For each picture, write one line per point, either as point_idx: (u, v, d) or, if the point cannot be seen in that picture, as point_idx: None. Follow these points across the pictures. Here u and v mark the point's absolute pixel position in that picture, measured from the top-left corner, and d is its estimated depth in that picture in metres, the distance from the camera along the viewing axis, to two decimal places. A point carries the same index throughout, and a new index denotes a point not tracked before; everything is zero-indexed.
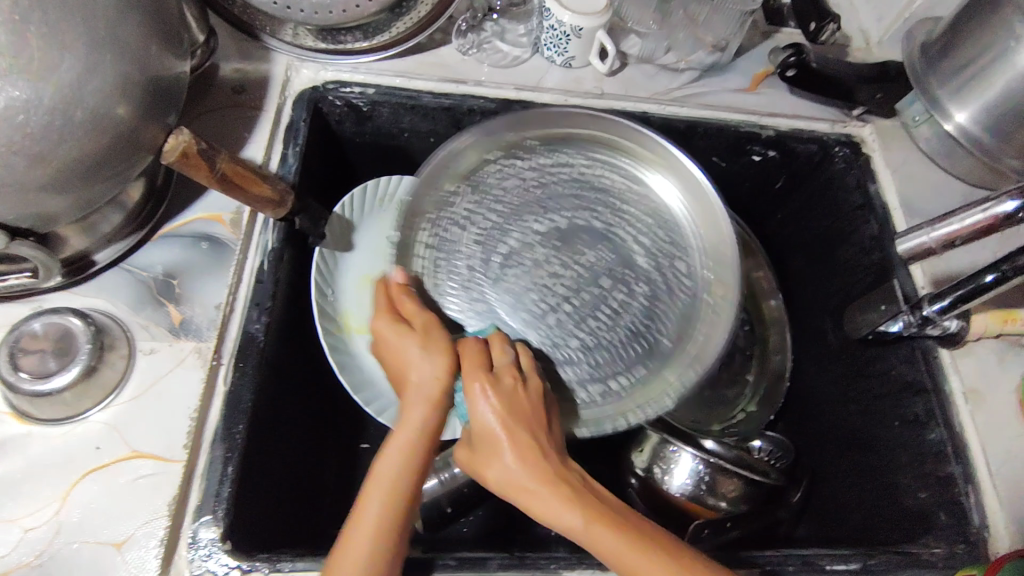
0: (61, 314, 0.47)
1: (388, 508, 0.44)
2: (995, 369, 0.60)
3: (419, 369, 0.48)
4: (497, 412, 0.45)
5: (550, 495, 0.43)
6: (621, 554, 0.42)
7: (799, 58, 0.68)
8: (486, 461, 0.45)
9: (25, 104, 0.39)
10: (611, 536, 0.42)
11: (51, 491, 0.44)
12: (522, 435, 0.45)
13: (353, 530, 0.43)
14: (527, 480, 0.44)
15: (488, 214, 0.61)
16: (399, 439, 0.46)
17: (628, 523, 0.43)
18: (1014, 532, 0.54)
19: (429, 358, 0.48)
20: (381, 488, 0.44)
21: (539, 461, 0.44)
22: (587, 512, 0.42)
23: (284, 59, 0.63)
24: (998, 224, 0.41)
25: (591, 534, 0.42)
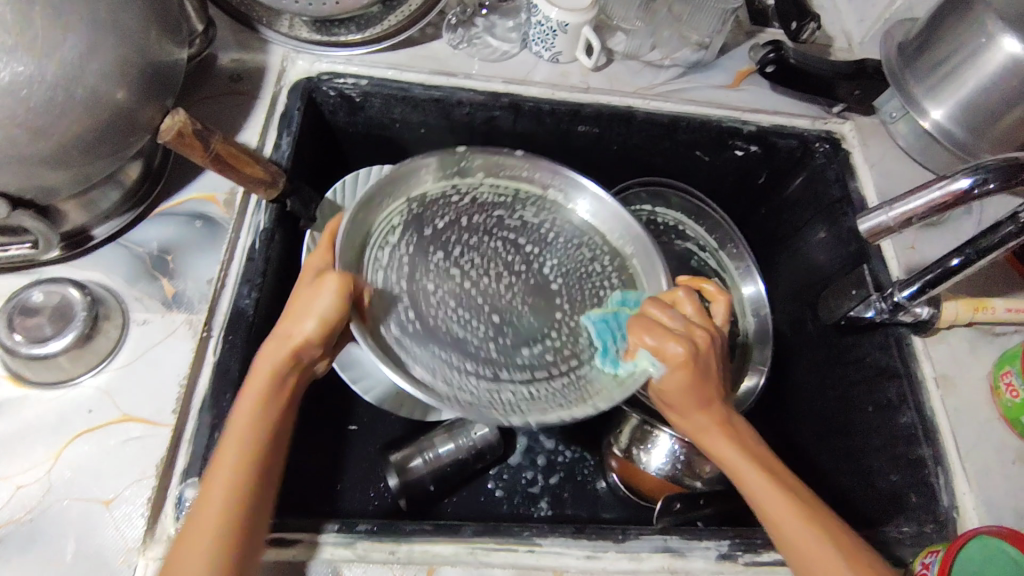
0: (59, 284, 0.49)
1: (244, 463, 0.41)
2: (967, 356, 0.62)
3: (305, 320, 0.44)
4: (689, 380, 0.48)
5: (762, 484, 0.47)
6: (780, 514, 0.46)
7: (778, 53, 0.70)
8: (672, 405, 0.50)
9: (28, 79, 0.42)
10: (798, 525, 0.45)
11: (43, 451, 0.46)
12: (709, 396, 0.49)
13: (213, 476, 0.41)
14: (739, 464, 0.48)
15: (426, 243, 0.61)
16: (263, 381, 0.44)
17: (778, 478, 0.47)
18: (983, 512, 0.55)
19: (323, 304, 0.44)
20: (235, 451, 0.42)
21: (716, 415, 0.50)
22: (746, 465, 0.48)
23: (280, 50, 0.66)
24: (960, 200, 0.43)
25: (741, 474, 0.48)
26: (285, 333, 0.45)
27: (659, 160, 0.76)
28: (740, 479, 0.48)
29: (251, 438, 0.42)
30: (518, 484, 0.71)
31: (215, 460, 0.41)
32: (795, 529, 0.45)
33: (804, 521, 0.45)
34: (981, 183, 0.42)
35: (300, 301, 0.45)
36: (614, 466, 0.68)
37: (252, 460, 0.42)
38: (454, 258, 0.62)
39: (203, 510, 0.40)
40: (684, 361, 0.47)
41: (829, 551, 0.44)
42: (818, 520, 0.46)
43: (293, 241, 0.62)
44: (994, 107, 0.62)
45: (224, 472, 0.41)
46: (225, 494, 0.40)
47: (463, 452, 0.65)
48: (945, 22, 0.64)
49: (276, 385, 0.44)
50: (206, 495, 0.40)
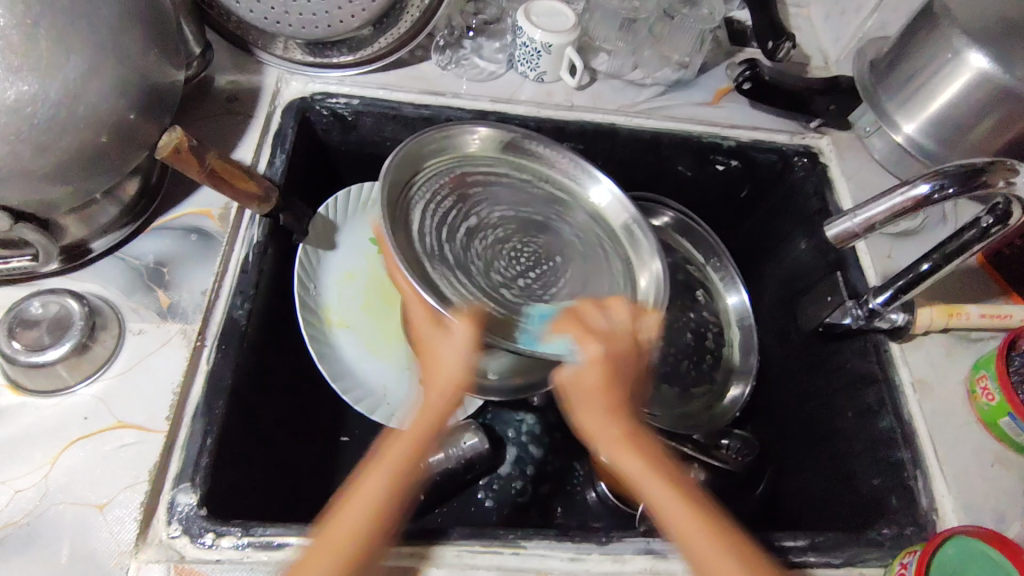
0: (58, 295, 0.50)
1: (357, 530, 0.42)
2: (943, 361, 0.63)
3: (446, 352, 0.51)
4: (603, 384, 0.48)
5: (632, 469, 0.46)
6: (676, 511, 0.44)
7: (752, 72, 0.73)
8: (585, 415, 0.48)
9: (33, 98, 0.44)
10: (677, 507, 0.44)
11: (41, 456, 0.47)
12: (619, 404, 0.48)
13: (354, 501, 0.43)
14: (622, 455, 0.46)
15: (450, 195, 0.62)
16: (424, 415, 0.48)
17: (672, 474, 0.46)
18: (962, 513, 0.56)
19: (460, 343, 0.50)
20: (384, 484, 0.44)
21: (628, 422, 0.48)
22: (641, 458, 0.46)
23: (275, 72, 0.68)
24: (919, 205, 0.45)
25: (620, 462, 0.46)
26: (442, 375, 0.50)
27: (643, 175, 0.78)
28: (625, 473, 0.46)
29: (382, 482, 0.44)
30: (508, 494, 0.72)
31: (368, 479, 0.45)
32: (688, 530, 0.43)
33: (707, 530, 0.43)
34: (940, 188, 0.45)
35: (437, 344, 0.51)
36: (602, 474, 0.69)
37: (400, 484, 0.45)
38: (520, 219, 0.65)
39: (345, 515, 0.43)
40: (599, 357, 0.49)
41: (703, 536, 0.43)
42: (723, 534, 0.43)
43: (287, 254, 0.64)
44: (964, 119, 0.63)
45: (399, 493, 0.45)
46: (367, 516, 0.43)
47: (453, 460, 0.66)
48: (914, 39, 0.66)
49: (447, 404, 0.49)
50: (341, 517, 0.43)
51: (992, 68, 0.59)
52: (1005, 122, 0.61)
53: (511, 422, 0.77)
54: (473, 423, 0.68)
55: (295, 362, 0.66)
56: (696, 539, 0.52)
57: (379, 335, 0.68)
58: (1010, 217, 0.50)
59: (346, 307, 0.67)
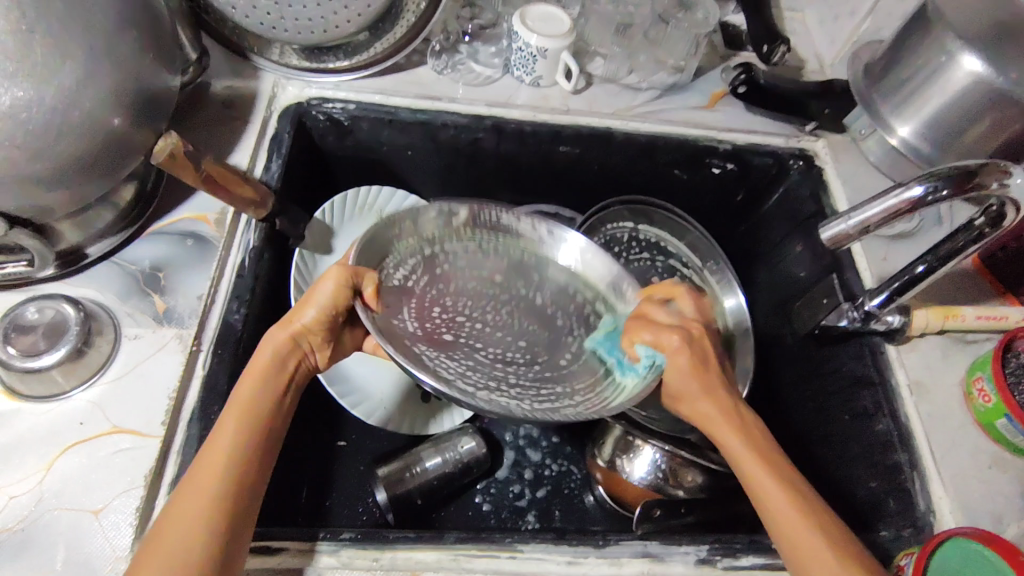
0: (53, 300, 0.50)
1: (245, 434, 0.43)
2: (940, 363, 0.63)
3: (312, 305, 0.47)
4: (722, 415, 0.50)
5: (736, 444, 0.49)
6: (789, 521, 0.45)
7: (748, 75, 0.75)
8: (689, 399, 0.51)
9: (28, 103, 0.44)
10: (767, 479, 0.47)
11: (36, 462, 0.47)
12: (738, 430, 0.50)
13: (203, 463, 0.42)
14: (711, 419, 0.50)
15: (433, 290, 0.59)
16: (254, 383, 0.45)
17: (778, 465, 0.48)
18: (959, 516, 0.56)
19: (321, 296, 0.47)
20: (232, 425, 0.43)
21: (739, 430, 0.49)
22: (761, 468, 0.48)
23: (271, 77, 0.68)
24: (913, 207, 0.45)
25: (718, 434, 0.50)
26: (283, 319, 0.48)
27: (640, 179, 0.78)
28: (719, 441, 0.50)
29: (229, 430, 0.43)
30: (505, 498, 0.72)
31: (232, 416, 0.44)
32: (787, 518, 0.45)
33: (805, 521, 0.45)
34: (933, 190, 0.45)
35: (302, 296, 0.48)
36: (599, 478, 0.69)
37: (242, 459, 0.43)
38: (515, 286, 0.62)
39: (200, 473, 0.41)
40: (680, 346, 0.50)
41: (810, 535, 0.44)
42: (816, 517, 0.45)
43: (284, 259, 0.64)
44: (959, 122, 0.63)
45: (255, 432, 0.44)
46: (226, 457, 0.42)
47: (450, 465, 0.66)
48: (908, 42, 0.66)
49: (288, 345, 0.47)
50: (197, 470, 0.42)
51: (986, 71, 0.59)
52: (999, 125, 0.61)
53: (508, 425, 0.76)
54: (469, 427, 0.69)
55: None
56: (692, 542, 0.52)
57: None
58: (1004, 219, 0.50)
59: None
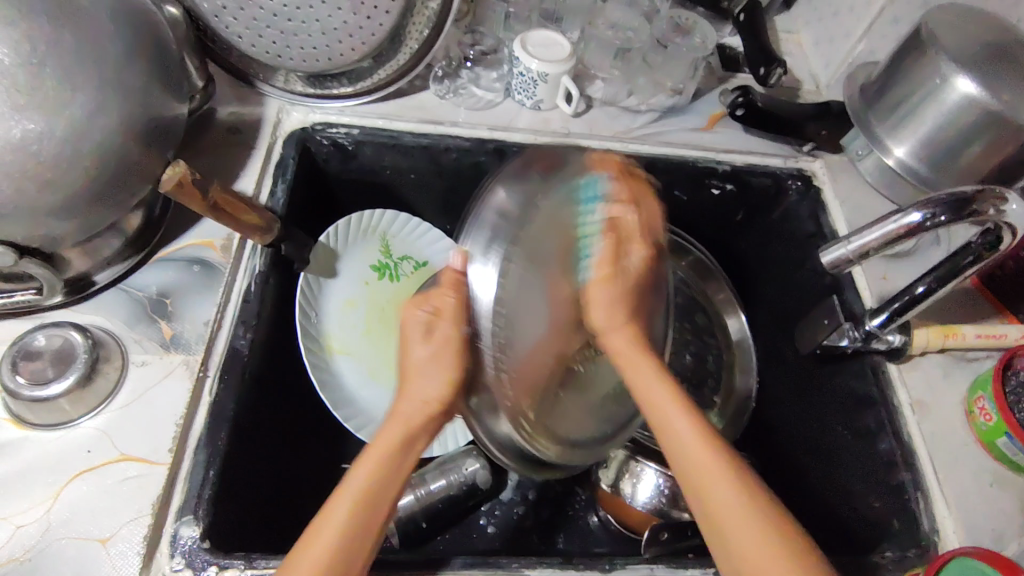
0: (62, 328, 0.51)
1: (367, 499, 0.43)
2: (941, 382, 0.64)
3: (424, 379, 0.46)
4: (619, 311, 0.52)
5: (673, 415, 0.48)
6: (697, 446, 0.45)
7: (746, 98, 0.74)
8: (639, 372, 0.51)
9: (39, 135, 0.45)
10: (706, 454, 0.45)
11: (44, 491, 0.47)
12: (620, 310, 0.52)
13: (320, 524, 0.42)
14: (660, 396, 0.49)
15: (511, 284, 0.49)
16: (384, 440, 0.45)
17: (654, 360, 0.51)
18: (962, 535, 0.56)
19: (435, 369, 0.45)
20: (349, 499, 0.43)
21: (622, 316, 0.52)
22: (635, 354, 0.51)
23: (276, 103, 0.69)
24: (911, 233, 0.46)
25: (673, 428, 0.47)
26: (415, 395, 0.46)
27: (641, 200, 0.79)
28: (657, 409, 0.49)
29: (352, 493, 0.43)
30: (509, 520, 0.72)
31: (362, 469, 0.44)
32: (730, 498, 0.43)
33: (745, 502, 0.42)
34: (932, 216, 0.46)
35: (416, 359, 0.46)
36: (601, 500, 0.70)
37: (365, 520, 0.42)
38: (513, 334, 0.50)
39: (322, 529, 0.42)
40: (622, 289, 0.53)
41: (753, 506, 0.42)
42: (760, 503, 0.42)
43: (289, 282, 0.65)
44: (953, 143, 0.64)
45: (384, 491, 0.44)
46: (342, 531, 0.41)
47: (454, 487, 0.66)
48: (902, 64, 0.67)
49: (425, 421, 0.46)
50: (313, 535, 0.42)
51: (979, 93, 0.60)
52: (995, 145, 0.62)
53: None
54: (474, 449, 0.69)
55: (297, 389, 0.66)
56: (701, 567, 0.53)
57: (380, 363, 0.69)
58: (1001, 243, 0.51)
59: (347, 334, 0.68)
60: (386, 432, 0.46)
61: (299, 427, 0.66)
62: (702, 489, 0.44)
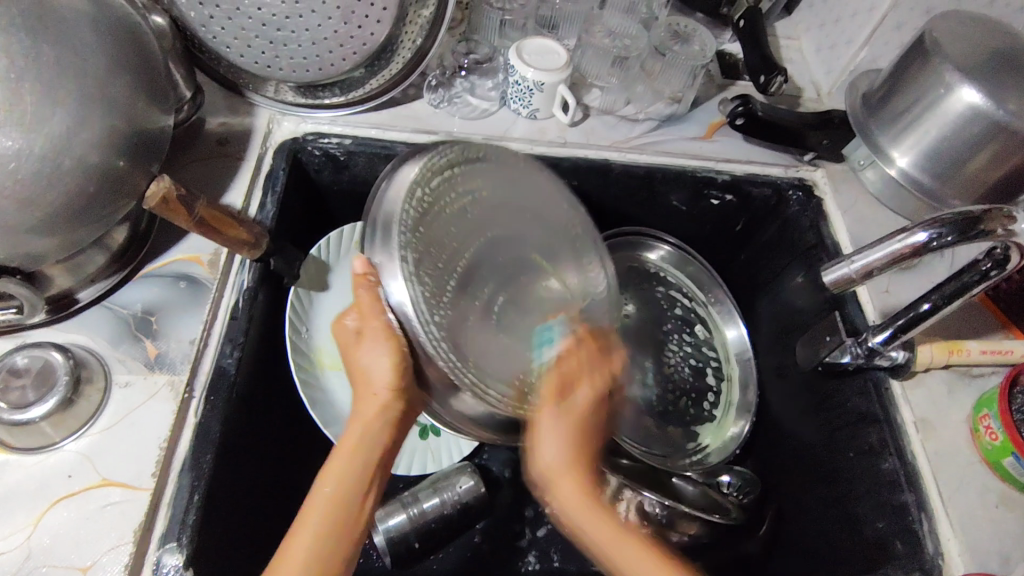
0: (43, 348, 0.49)
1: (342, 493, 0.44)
2: (945, 400, 0.62)
3: (371, 370, 0.45)
4: (569, 436, 0.49)
5: (640, 565, 0.47)
6: (624, 546, 0.47)
7: (746, 108, 0.72)
8: (563, 495, 0.48)
9: (16, 153, 0.43)
10: (637, 557, 0.47)
11: (23, 517, 0.46)
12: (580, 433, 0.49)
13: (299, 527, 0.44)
14: (607, 545, 0.47)
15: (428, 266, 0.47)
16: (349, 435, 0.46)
17: (590, 485, 0.49)
18: (967, 559, 0.54)
19: (380, 359, 0.45)
20: (319, 506, 0.44)
21: (572, 453, 0.49)
22: (567, 430, 0.49)
23: (266, 113, 0.68)
24: (916, 253, 0.45)
25: (611, 551, 0.47)
26: (366, 391, 0.46)
27: (639, 210, 0.78)
28: (614, 562, 0.47)
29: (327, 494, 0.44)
30: (504, 537, 0.71)
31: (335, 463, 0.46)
32: None
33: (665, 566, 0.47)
34: (939, 236, 0.45)
35: (362, 357, 0.46)
36: (596, 521, 0.68)
37: (340, 514, 0.44)
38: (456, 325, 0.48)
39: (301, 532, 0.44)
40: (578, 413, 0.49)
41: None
42: (674, 562, 0.48)
43: (279, 298, 0.63)
44: (958, 154, 0.62)
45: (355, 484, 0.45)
46: (321, 527, 0.43)
47: (448, 507, 0.65)
48: (907, 73, 0.65)
49: (382, 414, 0.46)
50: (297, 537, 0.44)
51: (984, 103, 0.59)
52: (1001, 155, 0.60)
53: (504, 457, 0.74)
54: (468, 465, 0.67)
55: (287, 406, 0.65)
56: None
57: None
58: (1009, 262, 0.50)
59: (339, 349, 0.67)
60: (347, 436, 0.47)
61: (290, 444, 0.65)
62: (623, 565, 0.47)
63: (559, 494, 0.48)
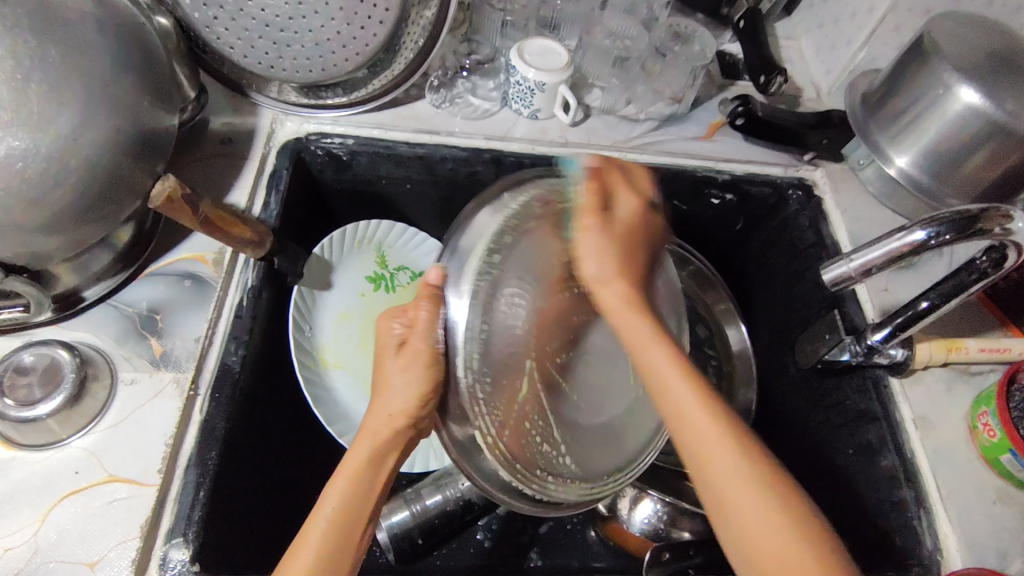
0: (50, 346, 0.50)
1: (349, 506, 0.43)
2: (944, 397, 0.63)
3: (393, 393, 0.45)
4: (604, 258, 0.46)
5: (731, 454, 0.40)
6: (714, 441, 0.40)
7: (746, 107, 0.73)
8: (649, 356, 0.44)
9: (23, 153, 0.44)
10: (711, 441, 0.40)
11: (31, 513, 0.47)
12: (615, 254, 0.46)
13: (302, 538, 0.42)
14: (707, 430, 0.41)
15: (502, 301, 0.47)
16: (359, 452, 0.45)
17: (682, 358, 0.44)
18: (966, 554, 0.55)
19: (401, 381, 0.45)
20: (323, 523, 0.42)
21: (617, 263, 0.46)
22: (628, 312, 0.46)
23: (270, 113, 0.69)
24: (914, 251, 0.45)
25: (677, 412, 0.42)
26: (383, 407, 0.46)
27: None
28: (682, 419, 0.42)
29: (331, 502, 0.43)
30: (507, 533, 0.71)
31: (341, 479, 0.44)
32: (733, 485, 0.39)
33: (744, 479, 0.39)
34: (937, 234, 0.45)
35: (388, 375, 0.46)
36: (596, 518, 0.69)
37: (343, 529, 0.43)
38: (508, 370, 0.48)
39: (304, 542, 0.42)
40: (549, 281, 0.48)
41: (738, 473, 0.39)
42: (777, 480, 0.39)
43: (283, 297, 0.64)
44: (956, 154, 0.63)
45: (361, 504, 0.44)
46: (324, 540, 0.42)
47: (450, 503, 0.65)
48: (905, 73, 0.66)
49: (395, 434, 0.46)
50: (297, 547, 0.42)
51: (982, 103, 0.59)
52: (998, 155, 0.61)
53: None
54: None
55: (291, 405, 0.66)
56: None
57: None
58: (1006, 261, 0.50)
59: (342, 348, 0.67)
60: (355, 451, 0.46)
61: (294, 442, 0.65)
62: (701, 450, 0.41)
63: (604, 299, 0.46)
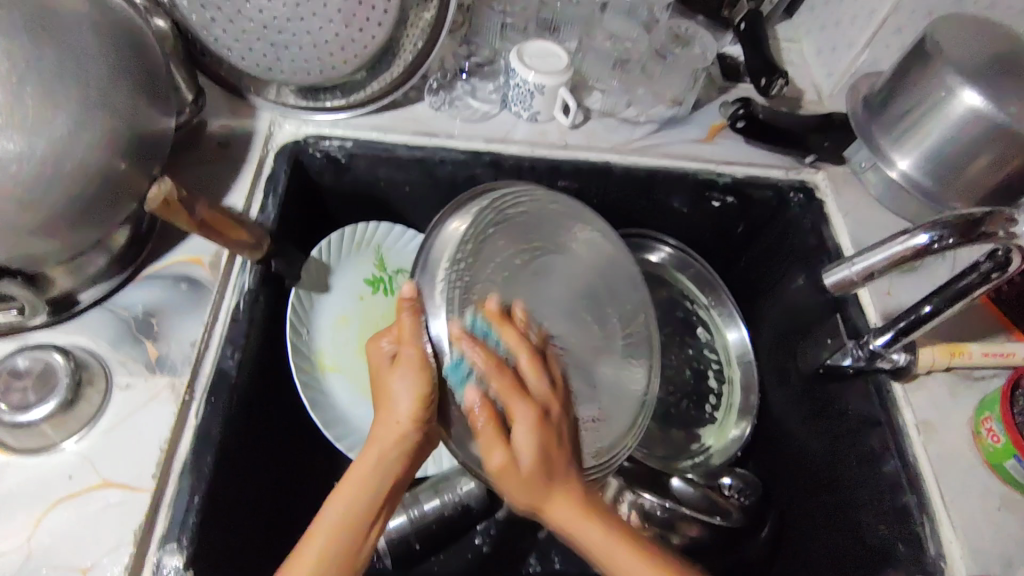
0: (44, 350, 0.50)
1: (353, 512, 0.44)
2: (947, 402, 0.62)
3: (396, 400, 0.45)
4: (532, 433, 0.45)
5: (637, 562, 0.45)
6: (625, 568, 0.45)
7: (747, 110, 0.72)
8: (564, 515, 0.46)
9: (18, 155, 0.43)
10: (632, 560, 0.45)
11: (23, 519, 0.46)
12: (541, 471, 0.45)
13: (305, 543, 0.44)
14: (600, 539, 0.45)
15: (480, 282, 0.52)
16: (362, 460, 0.46)
17: (583, 493, 0.47)
18: (969, 562, 0.54)
19: (403, 388, 0.45)
20: (325, 529, 0.44)
21: (541, 447, 0.45)
22: (553, 476, 0.46)
23: (268, 115, 0.68)
24: (916, 256, 0.45)
25: (608, 552, 0.45)
26: (389, 419, 0.46)
27: (640, 212, 0.78)
28: (607, 560, 0.45)
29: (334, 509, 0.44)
30: (506, 538, 0.70)
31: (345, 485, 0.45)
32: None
33: (652, 568, 0.45)
34: (939, 238, 0.45)
35: (391, 380, 0.46)
36: None
37: (347, 535, 0.44)
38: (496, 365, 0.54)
39: (306, 548, 0.43)
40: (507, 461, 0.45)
41: (653, 571, 0.45)
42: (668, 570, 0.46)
43: (281, 300, 0.64)
44: (959, 156, 0.62)
45: (365, 510, 0.45)
46: (326, 544, 0.43)
47: (448, 508, 0.65)
48: (907, 75, 0.65)
49: (400, 444, 0.46)
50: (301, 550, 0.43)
51: (985, 105, 0.59)
52: (1002, 157, 0.60)
53: None
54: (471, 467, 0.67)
55: (288, 409, 0.65)
56: None
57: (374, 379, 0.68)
58: (1010, 265, 0.50)
59: (341, 351, 0.67)
60: (360, 461, 0.46)
61: (291, 446, 0.65)
62: (614, 563, 0.45)
63: (554, 514, 0.46)
